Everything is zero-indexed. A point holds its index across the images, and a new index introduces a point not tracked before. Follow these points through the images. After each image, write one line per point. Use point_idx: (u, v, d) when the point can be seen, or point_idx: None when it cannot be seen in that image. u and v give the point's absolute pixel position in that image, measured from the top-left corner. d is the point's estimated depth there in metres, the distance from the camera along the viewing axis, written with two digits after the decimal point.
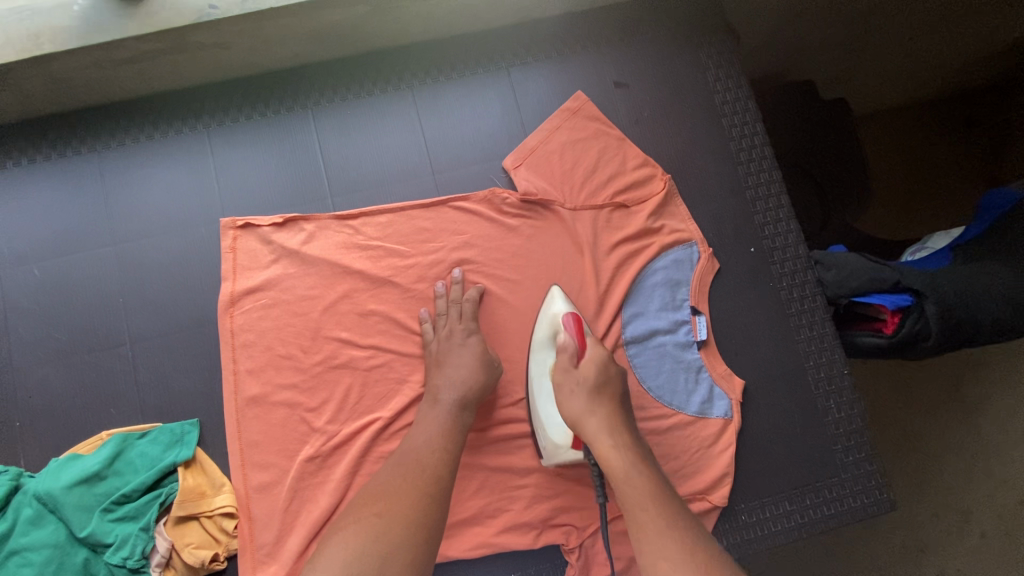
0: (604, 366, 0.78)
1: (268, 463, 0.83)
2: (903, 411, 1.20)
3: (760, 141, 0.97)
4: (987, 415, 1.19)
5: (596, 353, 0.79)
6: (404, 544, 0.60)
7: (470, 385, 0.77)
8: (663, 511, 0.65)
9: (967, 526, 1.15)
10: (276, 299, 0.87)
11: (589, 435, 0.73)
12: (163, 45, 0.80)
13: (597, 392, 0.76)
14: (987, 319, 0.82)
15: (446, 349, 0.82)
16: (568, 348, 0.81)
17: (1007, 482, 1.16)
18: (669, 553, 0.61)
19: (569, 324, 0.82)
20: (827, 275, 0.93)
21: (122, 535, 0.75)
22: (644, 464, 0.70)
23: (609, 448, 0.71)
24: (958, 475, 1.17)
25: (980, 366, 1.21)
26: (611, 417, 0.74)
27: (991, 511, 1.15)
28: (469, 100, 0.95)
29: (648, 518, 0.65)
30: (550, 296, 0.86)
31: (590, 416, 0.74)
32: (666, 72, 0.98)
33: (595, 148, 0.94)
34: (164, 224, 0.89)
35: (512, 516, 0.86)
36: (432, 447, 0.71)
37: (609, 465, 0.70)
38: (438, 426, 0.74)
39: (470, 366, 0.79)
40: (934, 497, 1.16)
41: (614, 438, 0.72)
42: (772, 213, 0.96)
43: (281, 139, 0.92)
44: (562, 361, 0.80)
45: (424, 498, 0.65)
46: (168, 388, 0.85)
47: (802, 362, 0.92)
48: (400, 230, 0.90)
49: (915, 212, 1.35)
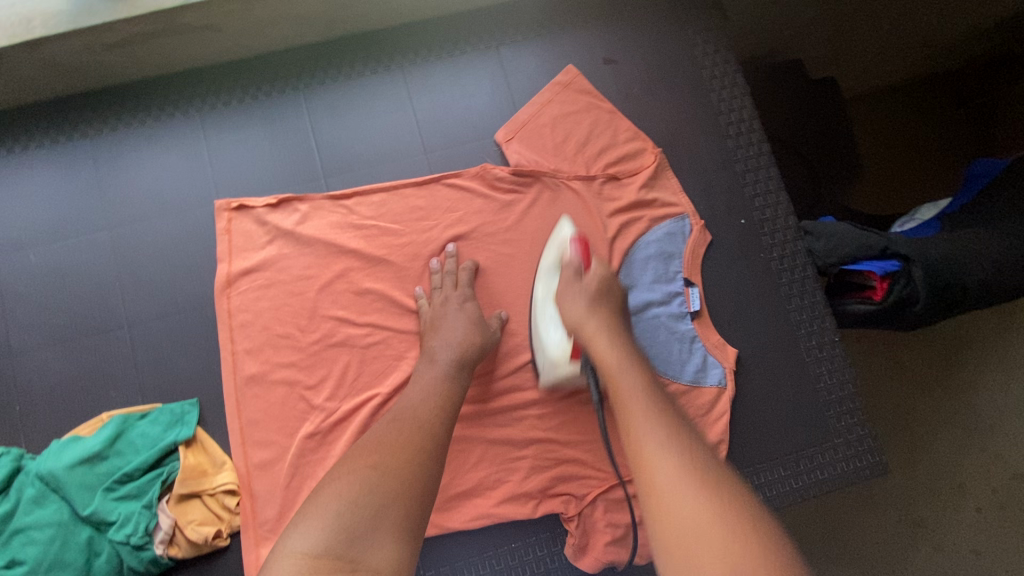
0: (607, 279, 0.77)
1: (269, 440, 0.84)
2: (896, 387, 1.22)
3: (748, 114, 0.98)
4: (979, 391, 1.21)
5: (597, 270, 0.78)
6: (403, 500, 0.59)
7: (465, 344, 0.80)
8: (653, 399, 0.62)
9: (963, 499, 1.17)
10: (272, 279, 0.88)
11: (586, 335, 0.72)
12: (153, 27, 0.81)
13: (598, 299, 0.75)
14: (974, 282, 0.84)
15: (443, 321, 0.83)
16: (572, 264, 0.80)
17: (1000, 456, 1.19)
18: (653, 434, 0.57)
19: (574, 244, 0.81)
20: (816, 245, 0.94)
21: (125, 513, 0.76)
22: (640, 365, 0.68)
23: (607, 347, 0.70)
24: (951, 450, 1.19)
25: (971, 343, 1.23)
26: (610, 321, 0.73)
27: (985, 485, 1.17)
28: (459, 79, 0.96)
29: (637, 403, 0.61)
30: (558, 225, 0.86)
31: (588, 318, 0.73)
32: (654, 48, 0.99)
33: (586, 123, 0.95)
34: (158, 207, 0.89)
35: (511, 487, 0.88)
36: (430, 401, 0.72)
37: (604, 363, 0.69)
38: (436, 385, 0.75)
39: (465, 325, 0.82)
40: (930, 470, 1.18)
41: (611, 339, 0.71)
42: (762, 184, 0.97)
43: (272, 120, 0.92)
44: (566, 275, 0.79)
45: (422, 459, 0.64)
46: (167, 370, 0.86)
47: (793, 330, 0.94)
48: (393, 209, 0.91)
49: (903, 189, 1.37)
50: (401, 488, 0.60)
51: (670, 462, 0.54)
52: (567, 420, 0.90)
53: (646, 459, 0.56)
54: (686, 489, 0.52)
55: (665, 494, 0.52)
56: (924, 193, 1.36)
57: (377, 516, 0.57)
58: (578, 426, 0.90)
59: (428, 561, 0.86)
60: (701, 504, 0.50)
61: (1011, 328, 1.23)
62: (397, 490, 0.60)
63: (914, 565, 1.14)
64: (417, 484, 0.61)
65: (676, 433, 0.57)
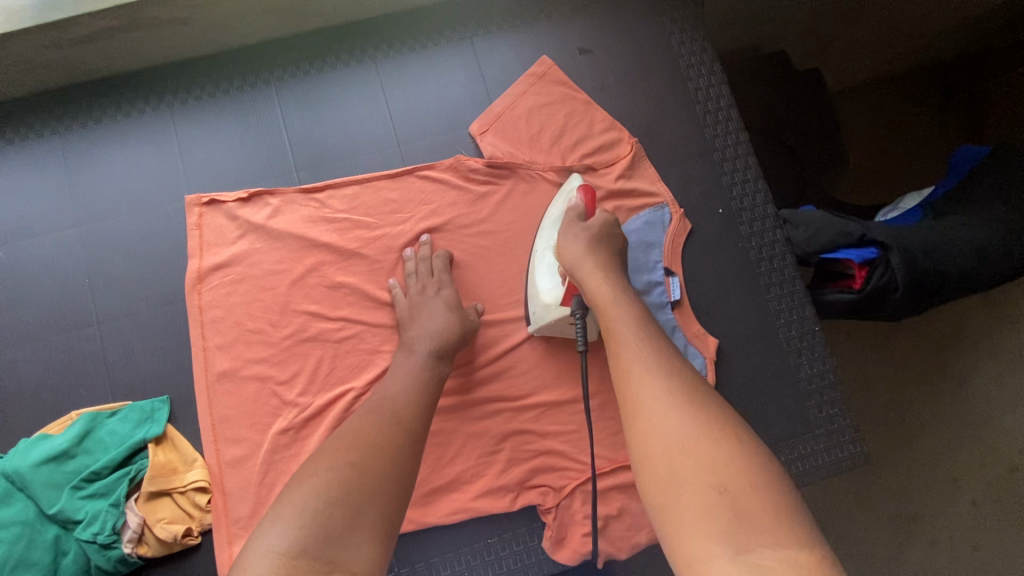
0: (607, 225, 0.78)
1: (240, 436, 0.83)
2: (885, 381, 1.20)
3: (725, 103, 0.97)
4: (973, 382, 1.20)
5: (601, 216, 0.79)
6: (381, 497, 0.58)
7: (442, 335, 0.79)
8: (645, 334, 0.63)
9: (958, 492, 1.15)
10: (243, 273, 0.87)
11: (581, 274, 0.73)
12: (120, 21, 0.80)
13: (595, 244, 0.76)
14: (953, 269, 0.82)
15: (421, 313, 0.82)
16: (576, 210, 0.81)
17: (996, 447, 1.17)
18: (643, 360, 0.59)
19: (580, 193, 0.82)
20: (795, 233, 0.93)
21: (92, 511, 0.75)
22: (632, 302, 0.69)
23: (601, 284, 0.71)
24: (944, 444, 1.18)
25: (961, 334, 1.21)
26: (605, 264, 0.74)
27: (980, 478, 1.16)
28: (432, 70, 0.95)
29: (627, 337, 0.63)
30: (568, 179, 0.88)
31: (584, 261, 0.74)
32: (630, 38, 0.98)
33: (561, 114, 0.94)
34: (129, 203, 0.88)
35: (487, 482, 0.87)
36: (408, 394, 0.72)
37: (598, 299, 0.70)
38: (411, 377, 0.74)
39: (443, 315, 0.81)
40: (924, 464, 1.17)
41: (607, 276, 0.72)
42: (740, 173, 0.96)
43: (243, 113, 0.91)
44: (568, 219, 0.80)
45: (398, 456, 0.63)
46: (137, 367, 0.85)
47: (772, 320, 0.93)
48: (367, 202, 0.90)
49: (886, 179, 1.36)
50: (378, 487, 0.59)
51: (656, 389, 0.56)
52: (544, 412, 0.89)
53: (633, 384, 0.58)
54: (673, 414, 0.53)
55: (651, 418, 0.54)
56: (905, 183, 1.35)
57: (355, 513, 0.55)
58: (556, 418, 0.90)
59: (404, 558, 0.85)
60: (685, 424, 0.52)
61: (1004, 317, 1.21)
62: (373, 489, 0.58)
63: (909, 561, 1.13)
64: (390, 479, 0.60)
65: (665, 362, 0.59)
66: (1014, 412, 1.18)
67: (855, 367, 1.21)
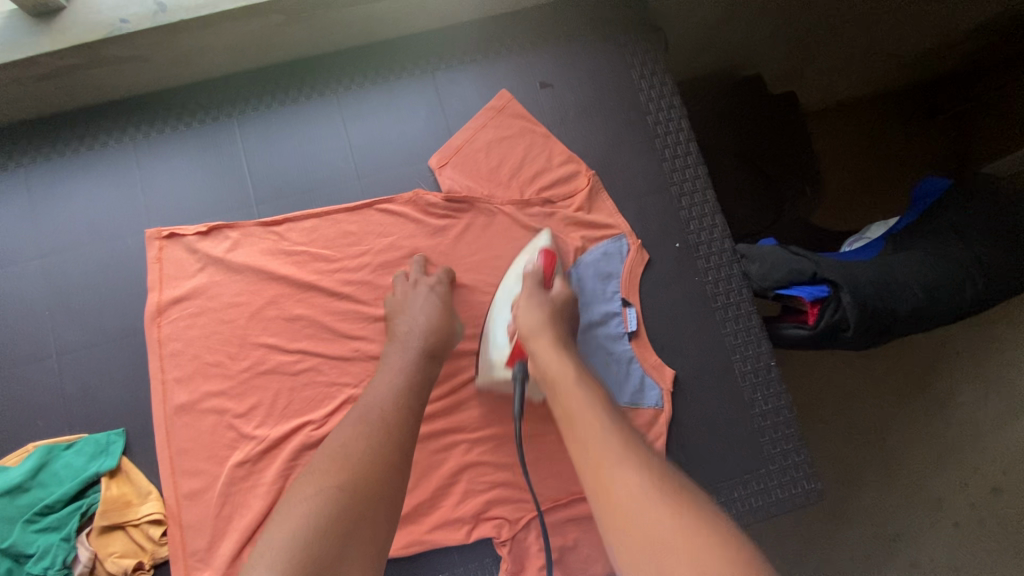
0: (566, 299, 0.82)
1: (198, 469, 0.83)
2: (871, 401, 1.23)
3: (685, 136, 0.98)
4: (954, 402, 1.22)
5: (561, 289, 0.83)
6: (371, 519, 0.61)
7: (431, 334, 0.82)
8: (603, 413, 0.65)
9: (939, 512, 1.17)
10: (203, 306, 0.88)
11: (535, 345, 0.75)
12: (79, 60, 0.82)
13: (553, 317, 0.79)
14: (906, 308, 0.83)
15: (410, 309, 0.84)
16: (537, 274, 0.84)
17: (978, 466, 1.19)
18: (606, 441, 0.61)
19: (544, 256, 0.85)
20: (752, 268, 0.94)
21: (43, 546, 0.77)
22: (588, 378, 0.71)
23: (555, 357, 0.73)
24: (924, 465, 1.20)
25: (947, 355, 1.24)
26: (560, 338, 0.76)
27: (962, 498, 1.18)
28: (393, 104, 0.96)
29: (591, 417, 0.64)
30: (537, 236, 0.90)
31: (541, 332, 0.76)
32: (590, 71, 0.99)
33: (520, 148, 0.95)
34: (90, 236, 0.89)
35: (443, 513, 0.88)
36: (400, 405, 0.72)
37: (554, 377, 0.71)
38: (398, 377, 0.76)
39: (434, 313, 0.84)
40: (903, 484, 1.19)
41: (560, 351, 0.74)
42: (697, 207, 0.96)
43: (204, 146, 0.92)
44: (528, 282, 0.83)
45: (387, 475, 0.65)
46: (93, 400, 0.85)
47: (728, 355, 0.93)
48: (325, 235, 0.91)
49: (863, 202, 1.37)
50: (367, 508, 0.61)
51: (628, 477, 0.57)
52: (499, 444, 0.90)
53: (602, 471, 0.58)
54: (649, 501, 0.54)
55: (628, 508, 0.54)
56: (882, 207, 1.36)
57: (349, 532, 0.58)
58: (513, 449, 0.90)
59: None
60: (665, 515, 0.52)
61: (994, 340, 1.23)
62: (362, 511, 0.60)
63: None
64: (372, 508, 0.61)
65: (628, 443, 0.60)
66: (997, 432, 1.20)
67: (839, 389, 1.24)
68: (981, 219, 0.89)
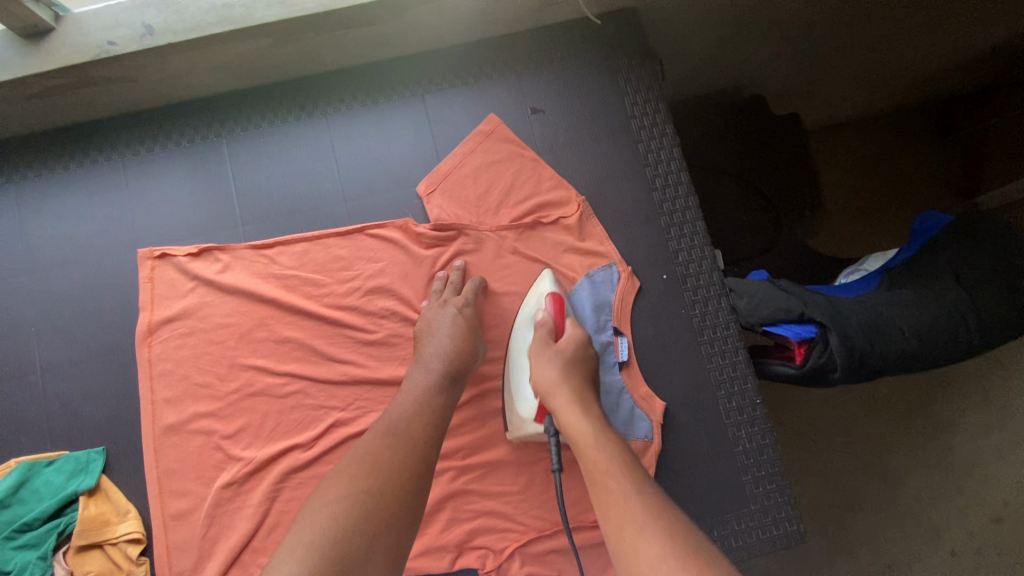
0: (579, 345, 0.82)
1: (185, 490, 0.84)
2: (868, 427, 1.21)
3: (676, 166, 0.96)
4: (957, 430, 1.19)
5: (572, 334, 0.82)
6: (392, 531, 0.60)
7: (453, 355, 0.80)
8: (626, 476, 0.63)
9: (938, 542, 1.15)
10: (192, 327, 0.88)
11: (556, 403, 0.75)
12: (67, 80, 0.82)
13: (570, 368, 0.78)
14: (895, 351, 0.81)
15: (435, 326, 0.83)
16: (546, 325, 0.84)
17: (979, 497, 1.16)
18: (628, 510, 0.59)
19: (550, 302, 0.86)
20: (740, 303, 0.92)
21: (20, 563, 0.78)
22: (611, 438, 0.69)
23: (577, 415, 0.72)
24: (924, 494, 1.17)
25: (946, 382, 1.22)
26: (579, 393, 0.75)
27: (961, 529, 1.15)
28: (383, 127, 0.96)
29: (613, 485, 0.62)
30: (540, 278, 0.90)
31: (559, 387, 0.76)
32: (583, 97, 0.97)
33: (508, 172, 0.94)
34: (78, 253, 0.90)
35: (427, 540, 0.87)
36: (422, 424, 0.72)
37: (576, 438, 0.70)
38: (423, 398, 0.75)
39: (458, 334, 0.82)
40: (900, 515, 1.16)
41: (581, 406, 0.73)
42: (687, 239, 0.95)
43: (192, 165, 0.93)
44: (539, 336, 0.83)
45: (412, 484, 0.65)
46: (76, 417, 0.86)
47: (712, 391, 0.92)
48: (315, 259, 0.91)
49: (867, 227, 1.34)
50: (392, 512, 0.61)
51: (651, 551, 0.54)
52: (486, 473, 0.90)
53: (628, 545, 0.57)
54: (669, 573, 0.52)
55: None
56: (886, 232, 1.33)
57: (376, 527, 0.59)
58: (499, 478, 0.89)
59: None
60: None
61: (1000, 367, 1.20)
62: (390, 519, 0.61)
63: None
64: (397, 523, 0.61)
65: (650, 510, 0.58)
66: (1000, 462, 1.17)
67: (838, 417, 1.21)
68: (977, 256, 0.86)
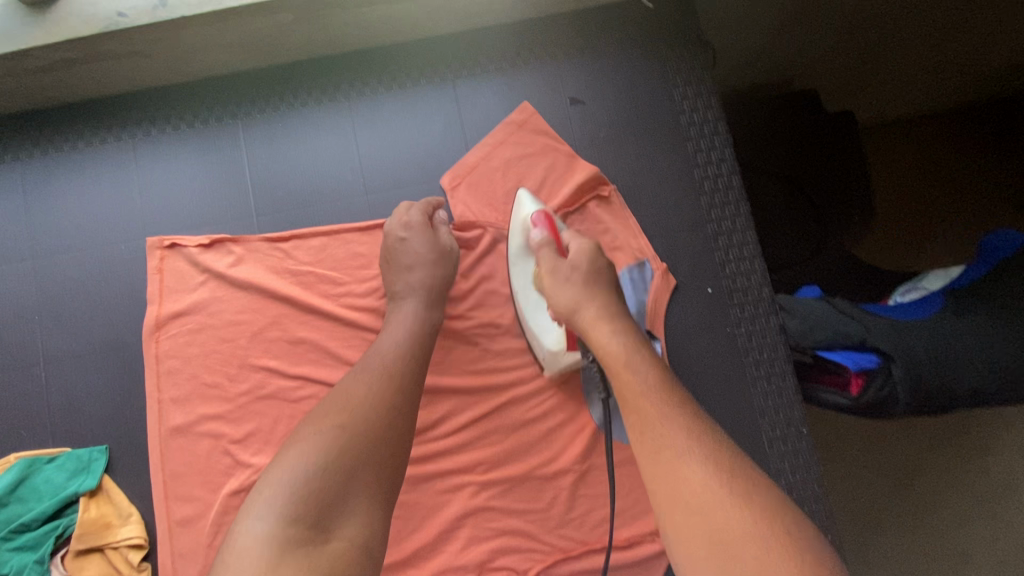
0: (590, 254, 0.72)
1: (192, 495, 0.80)
2: (902, 444, 1.11)
3: (726, 168, 0.88)
4: (992, 453, 1.10)
5: (578, 245, 0.74)
6: (372, 465, 0.57)
7: (429, 285, 0.76)
8: (666, 396, 0.59)
9: (967, 569, 1.08)
10: (203, 322, 0.83)
11: (583, 319, 0.68)
12: (76, 54, 0.76)
13: (590, 285, 0.70)
14: (964, 386, 0.73)
15: (401, 256, 0.78)
16: (545, 242, 0.76)
17: (1008, 522, 1.08)
18: (670, 430, 0.56)
19: (538, 220, 0.78)
20: (791, 322, 0.85)
21: (17, 565, 0.75)
22: (646, 355, 0.63)
23: (605, 331, 0.66)
24: (952, 516, 1.09)
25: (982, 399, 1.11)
26: (610, 308, 0.69)
27: (990, 555, 1.08)
28: (409, 114, 0.88)
29: (653, 404, 0.58)
30: (518, 201, 0.81)
31: (585, 302, 0.69)
32: (626, 89, 0.89)
33: (541, 168, 0.87)
34: (84, 239, 0.85)
35: (446, 558, 0.82)
36: (401, 359, 0.67)
37: (607, 355, 0.64)
38: (404, 334, 0.71)
39: (425, 264, 0.77)
40: (926, 536, 1.09)
41: (613, 322, 0.67)
42: (734, 248, 0.87)
43: (205, 149, 0.87)
44: (542, 256, 0.75)
45: (394, 417, 0.61)
46: (80, 413, 0.82)
47: (755, 417, 0.85)
48: (334, 255, 0.85)
49: (917, 237, 1.23)
50: (371, 450, 0.57)
51: (696, 476, 0.52)
52: (509, 489, 0.84)
53: (668, 466, 0.54)
54: (718, 503, 0.50)
55: (698, 512, 0.50)
56: (941, 244, 1.23)
57: (341, 499, 0.54)
58: (523, 495, 0.84)
59: None
60: (729, 512, 0.49)
61: None
62: (368, 450, 0.57)
63: None
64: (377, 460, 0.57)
65: (695, 432, 0.55)
66: None
67: (868, 433, 1.11)
68: None
